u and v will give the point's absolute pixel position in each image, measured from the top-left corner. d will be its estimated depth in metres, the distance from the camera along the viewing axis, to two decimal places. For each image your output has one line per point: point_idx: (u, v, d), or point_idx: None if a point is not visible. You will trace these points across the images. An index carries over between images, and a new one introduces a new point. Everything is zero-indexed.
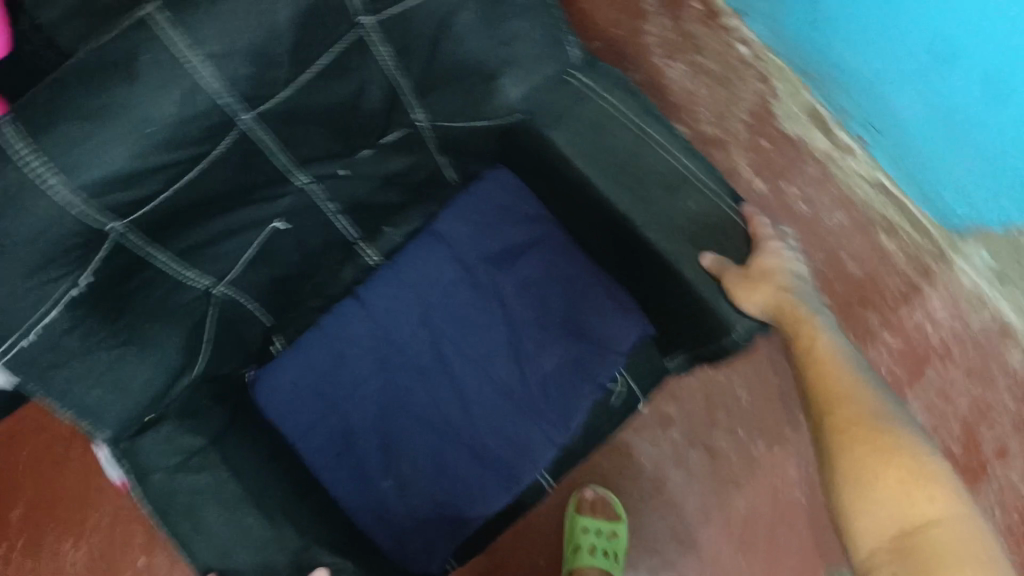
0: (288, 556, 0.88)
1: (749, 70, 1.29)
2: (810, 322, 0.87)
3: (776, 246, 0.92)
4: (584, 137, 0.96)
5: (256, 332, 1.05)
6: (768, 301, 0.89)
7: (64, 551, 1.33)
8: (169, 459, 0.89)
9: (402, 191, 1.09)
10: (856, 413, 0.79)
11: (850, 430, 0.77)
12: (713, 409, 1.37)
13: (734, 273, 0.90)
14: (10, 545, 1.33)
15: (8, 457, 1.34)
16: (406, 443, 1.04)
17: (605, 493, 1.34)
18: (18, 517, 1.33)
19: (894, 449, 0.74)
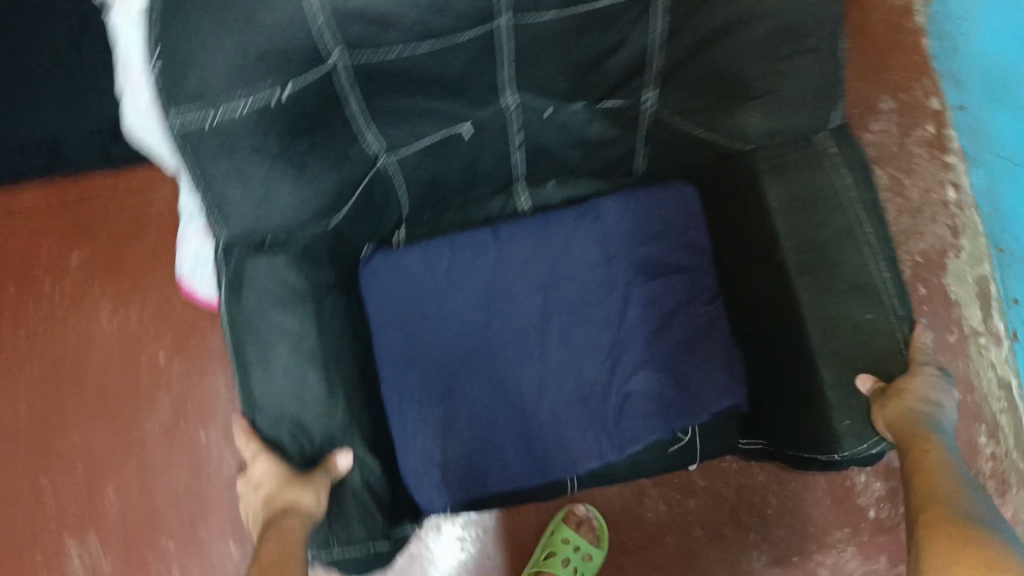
0: (323, 432, 0.87)
1: (944, 214, 1.26)
2: (929, 440, 0.78)
3: (927, 373, 0.84)
4: (797, 201, 0.90)
5: (388, 216, 0.99)
6: (890, 416, 0.81)
7: (103, 313, 1.35)
8: (269, 286, 0.86)
9: (589, 157, 1.04)
10: (947, 513, 0.68)
11: (931, 530, 0.67)
12: (737, 504, 1.27)
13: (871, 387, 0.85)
14: (60, 281, 1.37)
15: (98, 207, 1.38)
16: (470, 387, 1.00)
17: (595, 515, 1.25)
18: (76, 262, 1.37)
19: (971, 546, 0.63)
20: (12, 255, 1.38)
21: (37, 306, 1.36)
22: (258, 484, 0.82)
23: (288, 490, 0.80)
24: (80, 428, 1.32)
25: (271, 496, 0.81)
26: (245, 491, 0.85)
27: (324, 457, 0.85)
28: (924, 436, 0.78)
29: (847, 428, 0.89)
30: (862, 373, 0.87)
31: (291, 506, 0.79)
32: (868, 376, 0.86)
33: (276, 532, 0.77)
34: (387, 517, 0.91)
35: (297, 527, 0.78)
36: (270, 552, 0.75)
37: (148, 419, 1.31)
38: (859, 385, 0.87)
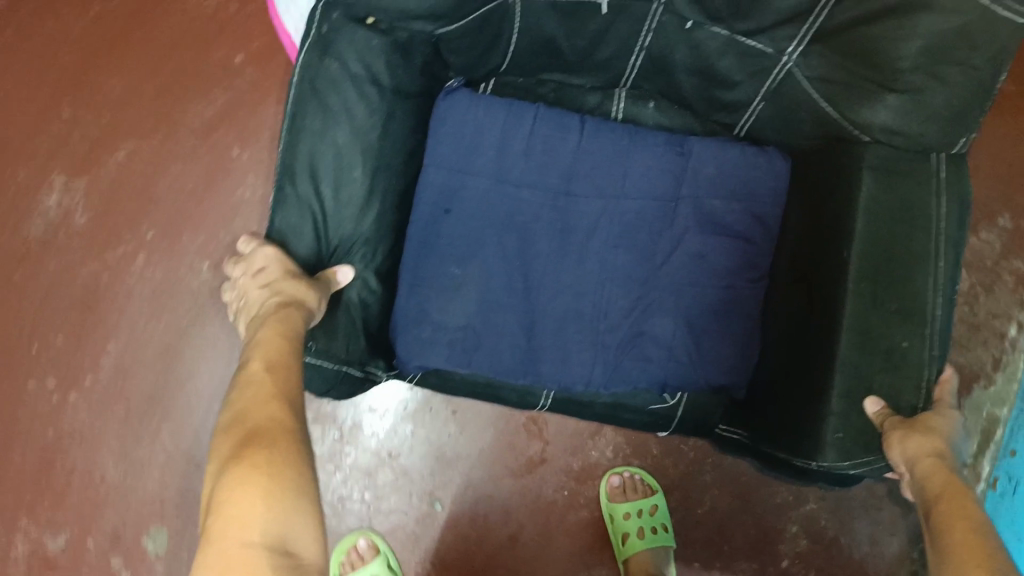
0: (341, 237, 0.79)
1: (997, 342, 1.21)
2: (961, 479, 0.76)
3: (950, 416, 0.83)
4: (890, 208, 0.88)
5: (489, 60, 0.94)
6: (919, 448, 0.79)
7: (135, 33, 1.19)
8: (352, 66, 0.78)
9: (701, 92, 1.00)
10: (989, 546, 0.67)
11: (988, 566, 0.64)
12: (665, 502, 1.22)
13: (890, 419, 0.84)
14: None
15: None
16: (495, 260, 0.94)
17: (634, 473, 1.20)
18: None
19: None
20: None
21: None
22: (257, 273, 0.75)
23: (294, 284, 0.73)
24: (64, 87, 1.18)
25: (273, 285, 0.73)
26: (238, 278, 0.77)
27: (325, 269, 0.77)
28: (952, 477, 0.76)
29: (840, 441, 0.87)
30: (873, 397, 0.86)
31: (293, 301, 0.72)
32: (876, 399, 0.86)
33: (276, 320, 0.70)
34: (373, 343, 0.84)
35: (298, 321, 0.71)
36: (270, 339, 0.68)
37: (141, 105, 1.18)
38: (867, 406, 0.86)
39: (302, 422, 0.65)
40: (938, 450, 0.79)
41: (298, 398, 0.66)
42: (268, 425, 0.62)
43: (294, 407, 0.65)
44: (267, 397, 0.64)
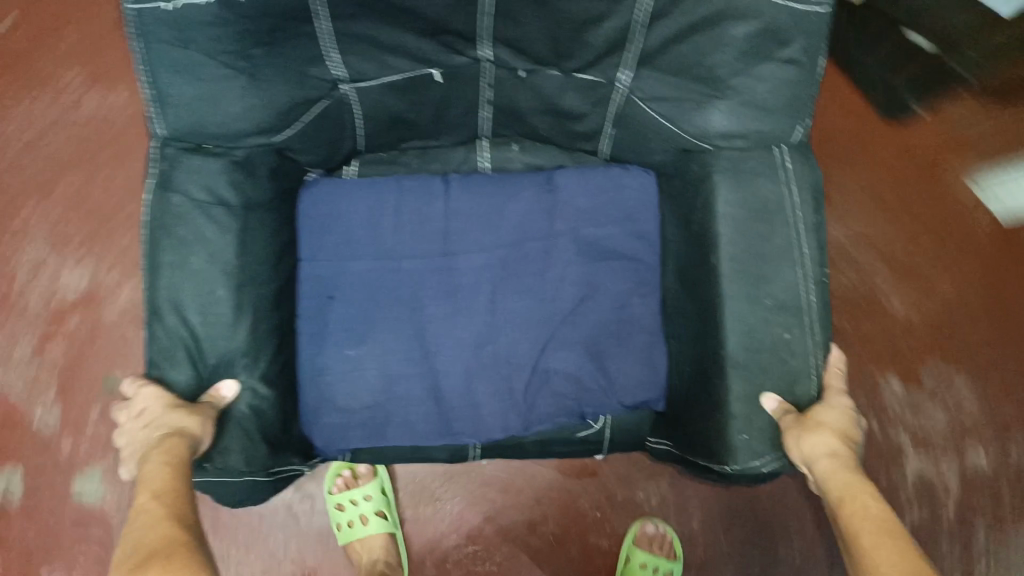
0: (217, 356, 0.82)
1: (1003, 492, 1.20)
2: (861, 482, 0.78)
3: (841, 406, 0.85)
4: (744, 210, 0.90)
5: (342, 147, 0.98)
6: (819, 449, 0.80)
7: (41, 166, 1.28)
8: (197, 193, 0.82)
9: (556, 125, 1.03)
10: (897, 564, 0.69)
11: None
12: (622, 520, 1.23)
13: (788, 417, 0.85)
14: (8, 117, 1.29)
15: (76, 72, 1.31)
16: (390, 333, 0.98)
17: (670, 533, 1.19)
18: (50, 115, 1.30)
19: None
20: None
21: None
22: (140, 413, 0.78)
23: (174, 416, 0.77)
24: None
25: (153, 422, 0.77)
26: (122, 426, 0.80)
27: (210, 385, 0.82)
28: (856, 480, 0.79)
29: (748, 444, 0.88)
30: (768, 392, 0.88)
31: (173, 430, 0.75)
32: (773, 397, 0.87)
33: (161, 453, 0.73)
34: (277, 441, 0.88)
35: (182, 446, 0.75)
36: (156, 472, 0.71)
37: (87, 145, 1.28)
38: (765, 404, 0.87)
39: (194, 535, 0.68)
40: (836, 448, 0.81)
41: (191, 518, 0.70)
42: (157, 546, 0.64)
43: (185, 525, 0.68)
44: (159, 519, 0.67)
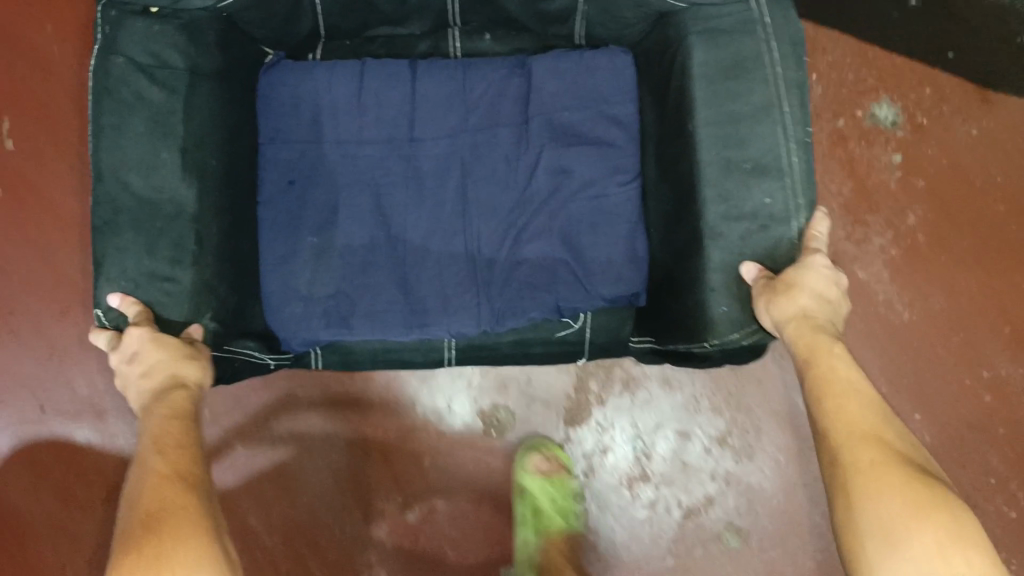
0: (164, 221, 0.80)
1: None
2: (828, 341, 0.74)
3: (819, 262, 0.77)
4: (718, 71, 0.84)
5: (301, 27, 0.95)
6: (791, 312, 0.75)
7: None
8: (141, 56, 0.80)
9: (527, 7, 0.97)
10: (858, 420, 0.67)
11: (857, 447, 0.64)
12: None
13: (762, 282, 0.79)
14: None
15: None
16: (353, 218, 0.94)
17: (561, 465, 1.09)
18: None
19: (896, 468, 0.62)
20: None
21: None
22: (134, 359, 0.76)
23: (170, 363, 0.75)
24: None
25: (150, 370, 0.75)
26: (119, 378, 0.77)
27: (149, 253, 0.79)
28: (823, 336, 0.74)
29: (727, 315, 0.83)
30: (749, 261, 0.82)
31: (175, 380, 0.75)
32: (753, 263, 0.81)
33: (163, 411, 0.72)
34: (228, 320, 0.84)
35: (189, 401, 0.74)
36: (162, 435, 0.70)
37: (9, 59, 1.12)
38: (744, 273, 0.81)
39: (208, 491, 0.68)
40: (805, 308, 0.75)
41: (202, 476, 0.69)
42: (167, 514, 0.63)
43: (194, 481, 0.67)
44: (173, 479, 0.66)
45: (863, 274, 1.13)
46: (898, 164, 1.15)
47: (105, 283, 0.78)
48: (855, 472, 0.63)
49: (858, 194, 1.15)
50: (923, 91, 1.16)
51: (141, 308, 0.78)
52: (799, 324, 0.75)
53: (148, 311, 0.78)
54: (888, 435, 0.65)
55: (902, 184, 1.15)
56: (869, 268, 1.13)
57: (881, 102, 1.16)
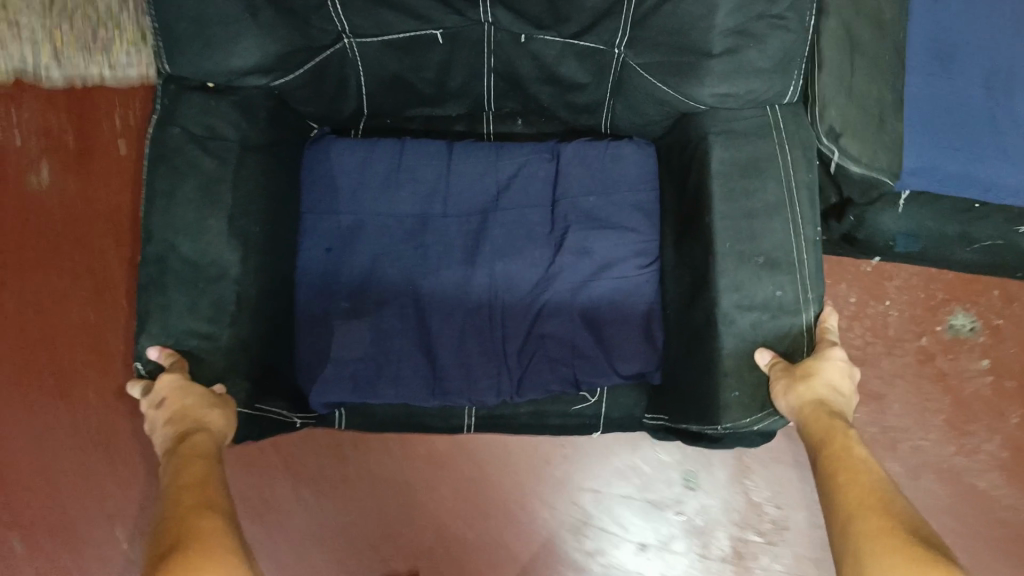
0: (206, 282, 0.84)
1: None
2: (839, 423, 0.76)
3: (837, 355, 0.81)
4: (736, 169, 0.89)
5: (343, 106, 1.01)
6: (803, 398, 0.79)
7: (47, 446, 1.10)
8: (196, 128, 0.85)
9: (556, 98, 1.03)
10: (867, 493, 0.68)
11: (866, 518, 0.65)
12: None
13: (778, 368, 0.83)
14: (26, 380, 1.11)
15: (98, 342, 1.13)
16: (384, 286, 0.99)
17: None
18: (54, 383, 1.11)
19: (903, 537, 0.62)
20: (12, 215, 1.16)
21: (61, 277, 1.14)
22: (160, 407, 0.78)
23: (188, 411, 0.77)
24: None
25: (172, 416, 0.77)
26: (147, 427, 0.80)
27: (188, 312, 0.82)
28: (833, 420, 0.77)
29: (739, 399, 0.86)
30: (762, 348, 0.86)
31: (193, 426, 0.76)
32: (767, 350, 0.85)
33: (178, 451, 0.72)
34: (259, 381, 0.87)
35: (205, 440, 0.74)
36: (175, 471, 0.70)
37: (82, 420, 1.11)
38: (759, 359, 0.85)
39: (234, 526, 0.67)
40: (817, 393, 0.79)
41: (228, 508, 0.69)
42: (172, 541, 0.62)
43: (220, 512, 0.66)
44: (199, 509, 0.66)
45: (983, 484, 1.16)
46: (987, 369, 1.19)
47: (145, 339, 0.82)
48: (862, 543, 0.64)
49: (957, 409, 1.18)
50: (992, 294, 1.21)
51: (176, 357, 0.81)
52: (811, 409, 0.78)
53: (182, 357, 0.82)
54: (902, 507, 0.66)
55: (995, 390, 1.18)
56: (986, 476, 1.16)
57: (954, 313, 1.20)
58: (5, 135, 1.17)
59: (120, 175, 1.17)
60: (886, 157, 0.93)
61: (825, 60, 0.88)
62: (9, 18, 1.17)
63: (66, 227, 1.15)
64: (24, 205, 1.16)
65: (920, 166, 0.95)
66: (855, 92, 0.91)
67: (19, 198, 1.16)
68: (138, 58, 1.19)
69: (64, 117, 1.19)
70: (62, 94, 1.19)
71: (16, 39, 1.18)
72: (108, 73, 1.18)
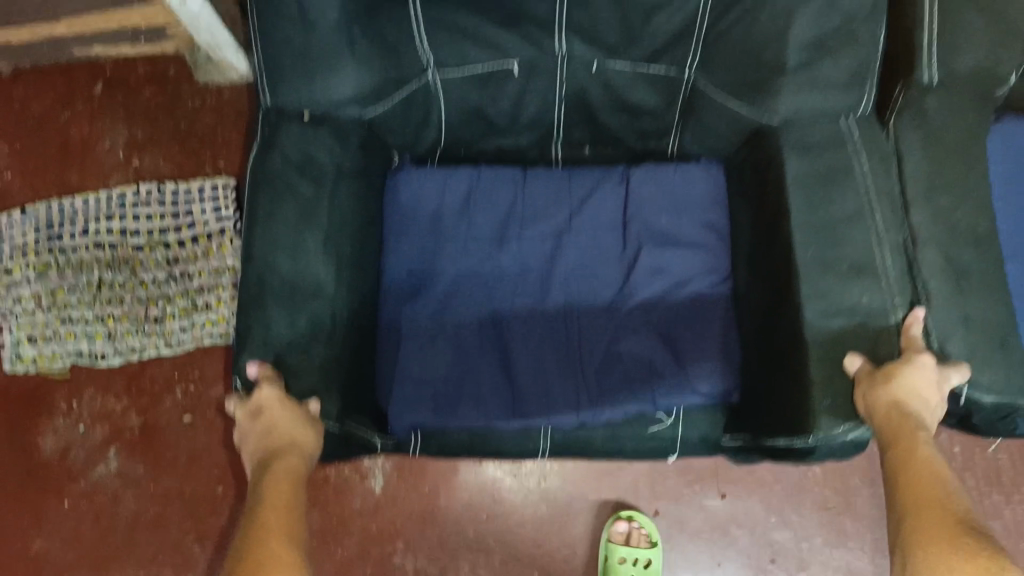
0: (303, 298, 0.87)
1: None
2: (918, 435, 0.77)
3: (926, 361, 0.81)
4: (814, 181, 0.91)
5: (425, 138, 1.06)
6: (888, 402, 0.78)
7: None
8: (294, 153, 0.90)
9: (626, 125, 1.07)
10: (938, 515, 0.70)
11: (933, 541, 0.68)
12: None
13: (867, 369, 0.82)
14: None
15: None
16: (463, 311, 1.02)
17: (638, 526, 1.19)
18: None
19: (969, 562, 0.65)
20: (87, 513, 1.29)
21: (144, 557, 1.27)
22: (254, 414, 0.81)
23: (275, 425, 0.80)
24: None
25: (265, 428, 0.80)
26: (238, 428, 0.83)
27: (284, 327, 0.85)
28: (917, 427, 0.78)
29: (832, 405, 0.84)
30: (851, 352, 0.85)
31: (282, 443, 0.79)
32: (858, 355, 0.84)
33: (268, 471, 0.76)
34: (348, 399, 0.89)
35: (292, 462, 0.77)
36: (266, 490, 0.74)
37: None
38: (848, 364, 0.84)
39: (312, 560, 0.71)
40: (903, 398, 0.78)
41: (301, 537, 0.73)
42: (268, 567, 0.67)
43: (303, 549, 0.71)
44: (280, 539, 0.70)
45: None
46: None
47: (245, 352, 0.84)
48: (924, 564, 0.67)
49: None
50: None
51: (270, 373, 0.83)
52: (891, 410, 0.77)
53: (278, 373, 0.84)
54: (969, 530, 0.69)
55: None
56: None
57: None
58: (72, 428, 1.33)
59: (183, 453, 1.31)
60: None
61: (923, 258, 0.88)
62: (63, 309, 1.35)
63: (148, 516, 1.29)
64: (97, 498, 1.30)
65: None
66: (974, 319, 0.87)
67: (92, 493, 1.30)
68: (191, 325, 1.34)
69: (126, 403, 1.33)
70: (121, 379, 1.34)
71: (71, 331, 1.35)
72: (159, 348, 1.34)
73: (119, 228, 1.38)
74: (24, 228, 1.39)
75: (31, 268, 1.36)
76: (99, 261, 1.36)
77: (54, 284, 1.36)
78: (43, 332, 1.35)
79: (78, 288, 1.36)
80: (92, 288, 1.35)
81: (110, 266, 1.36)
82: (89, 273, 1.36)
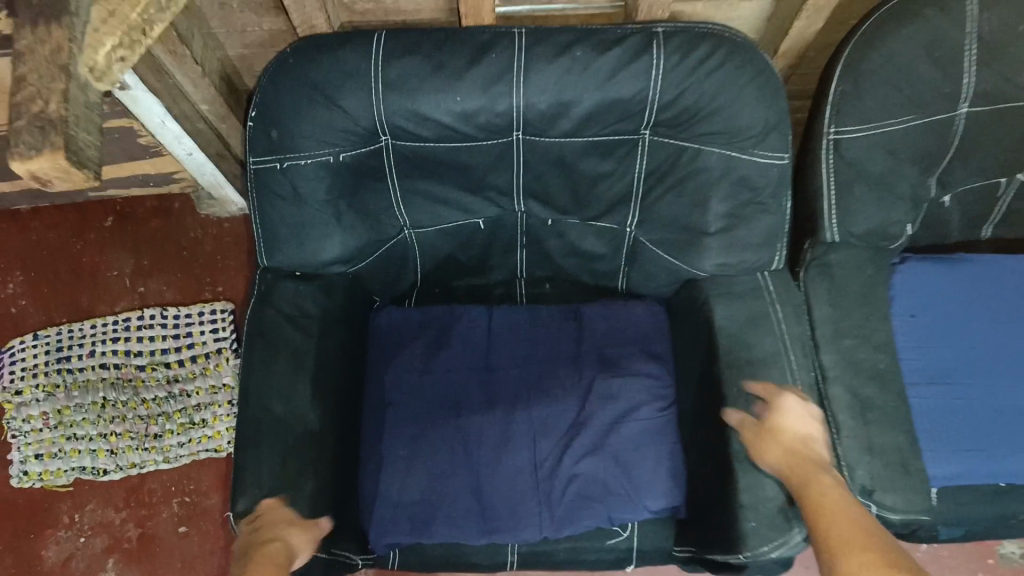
0: (292, 438, 0.99)
1: None
2: (814, 473, 0.93)
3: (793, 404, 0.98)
4: (737, 325, 1.05)
5: (404, 281, 1.21)
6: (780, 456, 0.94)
7: None
8: (288, 307, 1.04)
9: (580, 267, 1.22)
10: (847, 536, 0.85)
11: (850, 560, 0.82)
12: None
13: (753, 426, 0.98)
14: None
15: None
16: (434, 438, 1.13)
17: None
18: None
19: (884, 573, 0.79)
20: None
21: None
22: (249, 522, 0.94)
23: (265, 527, 0.91)
24: None
25: (256, 528, 0.92)
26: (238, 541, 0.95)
27: (276, 465, 0.97)
28: (805, 466, 0.94)
29: (758, 525, 0.96)
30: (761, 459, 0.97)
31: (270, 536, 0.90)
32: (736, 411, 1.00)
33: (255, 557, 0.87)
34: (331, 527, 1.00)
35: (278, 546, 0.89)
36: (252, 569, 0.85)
37: None
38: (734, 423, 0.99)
39: None
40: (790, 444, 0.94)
41: None
42: None
43: None
44: None
45: None
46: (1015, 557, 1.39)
47: (243, 489, 0.95)
48: None
49: None
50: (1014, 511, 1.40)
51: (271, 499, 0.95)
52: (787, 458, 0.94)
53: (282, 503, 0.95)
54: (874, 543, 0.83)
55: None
56: None
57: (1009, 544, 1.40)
58: (75, 540, 1.42)
59: (179, 558, 1.40)
60: (922, 502, 1.02)
61: (831, 393, 1.04)
62: (67, 428, 1.44)
63: None
64: None
65: (945, 472, 1.08)
66: (876, 447, 1.03)
67: None
68: (189, 441, 1.45)
69: (125, 513, 1.43)
70: (123, 491, 1.44)
71: (75, 448, 1.44)
72: (159, 462, 1.44)
73: (123, 350, 1.49)
74: (34, 351, 1.49)
75: (41, 388, 1.46)
76: (103, 380, 1.47)
77: (60, 403, 1.45)
78: (48, 450, 1.44)
79: (83, 407, 1.45)
80: (97, 407, 1.45)
81: (114, 386, 1.46)
82: (94, 393, 1.46)
